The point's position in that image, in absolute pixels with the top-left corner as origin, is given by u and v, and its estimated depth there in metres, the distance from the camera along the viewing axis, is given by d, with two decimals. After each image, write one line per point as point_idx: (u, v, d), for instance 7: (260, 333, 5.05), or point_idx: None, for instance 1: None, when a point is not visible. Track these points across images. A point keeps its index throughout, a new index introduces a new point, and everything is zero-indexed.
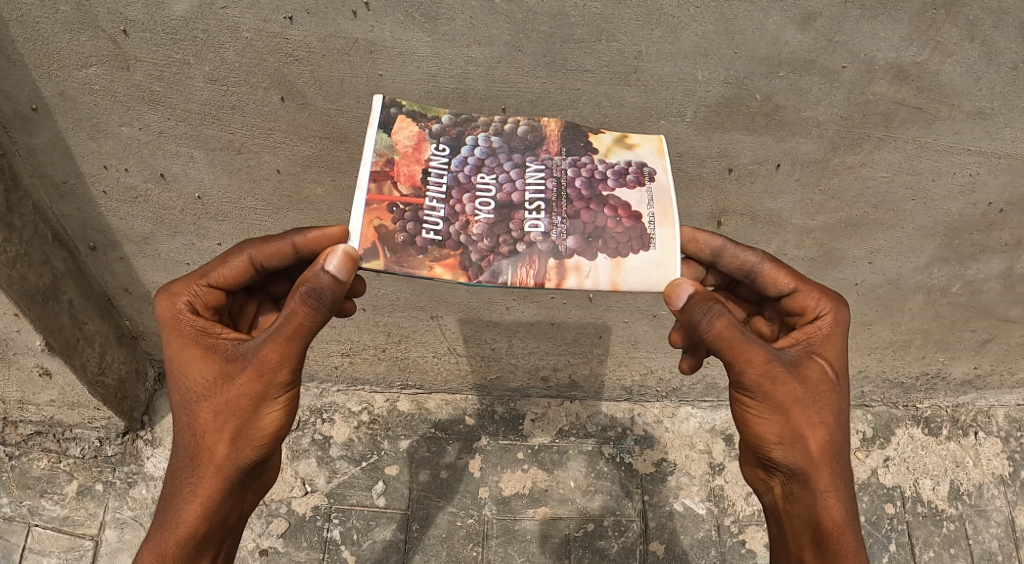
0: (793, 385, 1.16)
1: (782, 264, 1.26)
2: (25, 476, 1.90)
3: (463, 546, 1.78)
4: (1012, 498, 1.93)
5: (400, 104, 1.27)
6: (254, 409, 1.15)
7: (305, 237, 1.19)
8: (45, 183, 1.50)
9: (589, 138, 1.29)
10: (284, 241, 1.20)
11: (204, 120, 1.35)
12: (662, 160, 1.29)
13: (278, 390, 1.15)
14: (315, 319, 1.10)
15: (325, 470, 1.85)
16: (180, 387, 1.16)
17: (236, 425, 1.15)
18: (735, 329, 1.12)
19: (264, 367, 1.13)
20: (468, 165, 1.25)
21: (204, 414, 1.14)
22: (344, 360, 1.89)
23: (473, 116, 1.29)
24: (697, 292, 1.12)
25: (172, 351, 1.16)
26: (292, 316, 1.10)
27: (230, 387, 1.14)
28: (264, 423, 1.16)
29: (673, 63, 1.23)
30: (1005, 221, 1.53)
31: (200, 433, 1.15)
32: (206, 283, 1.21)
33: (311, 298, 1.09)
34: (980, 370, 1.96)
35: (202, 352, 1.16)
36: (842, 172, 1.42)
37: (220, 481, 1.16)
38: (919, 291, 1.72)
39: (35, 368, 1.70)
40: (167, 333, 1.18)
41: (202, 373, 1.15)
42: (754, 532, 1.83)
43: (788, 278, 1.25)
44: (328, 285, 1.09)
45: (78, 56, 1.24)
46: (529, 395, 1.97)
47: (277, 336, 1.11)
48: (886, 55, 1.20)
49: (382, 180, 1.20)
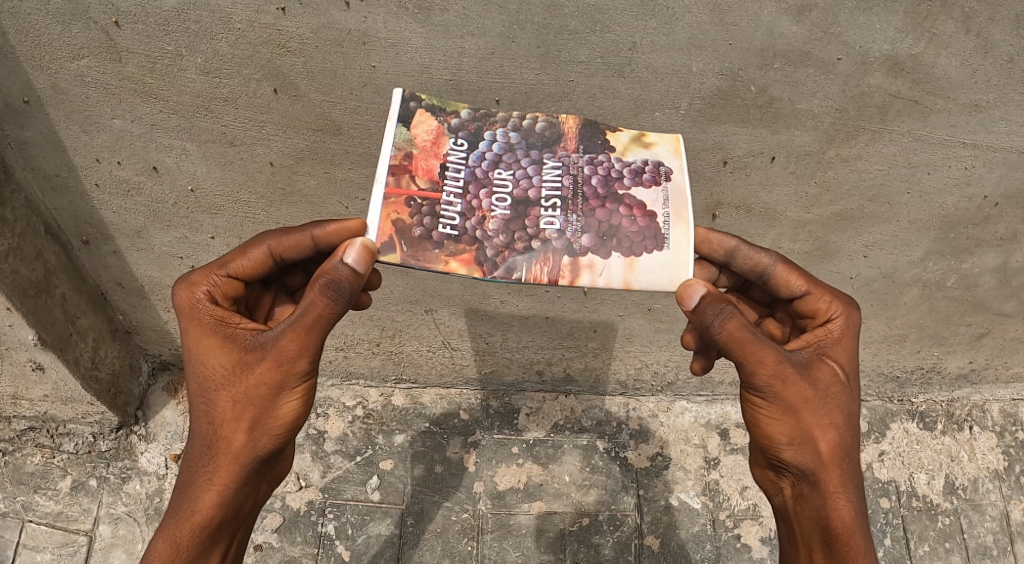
0: (804, 386, 1.16)
1: (794, 266, 1.25)
2: (19, 472, 1.89)
3: (457, 541, 1.78)
4: (1007, 493, 1.93)
5: (420, 97, 1.27)
6: (272, 399, 1.14)
7: (324, 230, 1.19)
8: (37, 176, 1.49)
9: (606, 136, 1.29)
10: (304, 233, 1.19)
11: (196, 112, 1.35)
12: (679, 159, 1.27)
13: (296, 380, 1.15)
14: (335, 310, 1.10)
15: (319, 465, 1.85)
16: (198, 376, 1.15)
17: (254, 414, 1.14)
18: (747, 331, 1.11)
19: (284, 357, 1.12)
20: (486, 160, 1.24)
21: (222, 403, 1.14)
22: (338, 354, 1.88)
23: (491, 112, 1.29)
24: (709, 294, 1.14)
25: (190, 340, 1.16)
26: (310, 308, 1.09)
27: (249, 376, 1.13)
28: (282, 412, 1.16)
29: (668, 54, 1.23)
30: (1000, 215, 1.52)
31: (217, 422, 1.14)
32: (225, 274, 1.21)
33: (330, 290, 1.09)
34: (975, 365, 1.95)
35: (220, 341, 1.15)
36: (837, 165, 1.42)
37: (238, 469, 1.16)
38: (914, 284, 1.71)
39: (28, 362, 1.69)
40: (186, 322, 1.17)
41: (220, 362, 1.14)
42: (749, 526, 1.83)
43: (801, 279, 1.25)
44: (347, 277, 1.10)
45: (69, 48, 1.24)
46: (524, 390, 1.97)
47: (296, 326, 1.11)
48: (881, 47, 1.20)
49: (400, 173, 1.21)
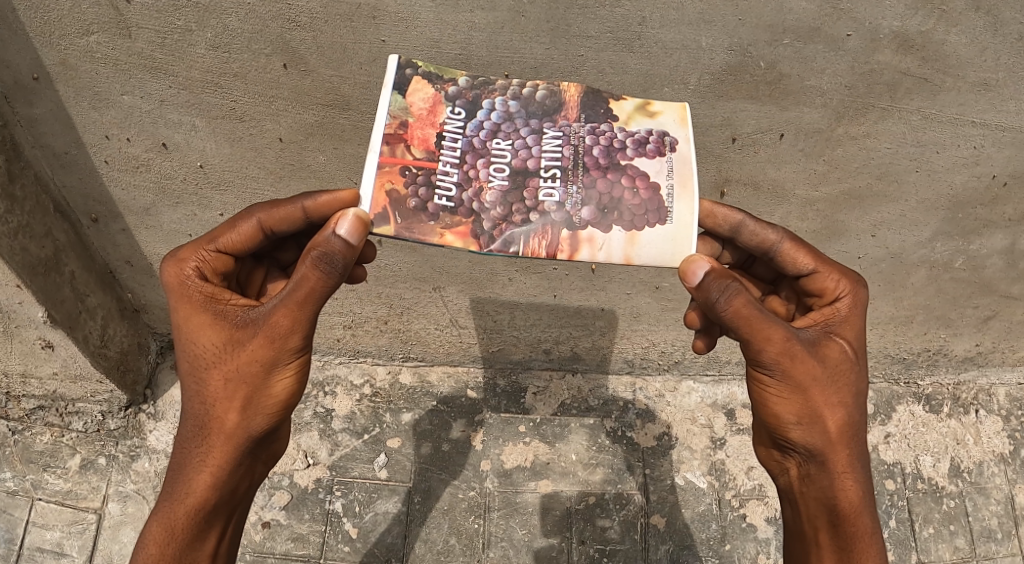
0: (811, 364, 1.16)
1: (802, 244, 1.25)
2: (29, 451, 1.91)
3: (464, 519, 1.79)
4: (1012, 476, 1.93)
5: (416, 64, 1.25)
6: (265, 376, 1.15)
7: (316, 201, 1.20)
8: (45, 154, 1.50)
9: (609, 105, 1.28)
10: (294, 205, 1.20)
11: (206, 87, 1.35)
12: (685, 129, 1.27)
13: (289, 356, 1.15)
14: (326, 284, 1.10)
15: (327, 443, 1.86)
16: (189, 354, 1.16)
17: (248, 393, 1.15)
18: (752, 310, 1.12)
19: (275, 334, 1.12)
20: (484, 129, 1.23)
21: (214, 381, 1.15)
22: (346, 333, 1.88)
23: (490, 79, 1.28)
24: (717, 271, 1.14)
25: (181, 317, 1.17)
26: (302, 281, 1.09)
27: (241, 354, 1.14)
28: (275, 390, 1.16)
29: (677, 29, 1.23)
30: (1008, 195, 1.52)
31: (209, 401, 1.15)
32: (214, 249, 1.22)
33: (322, 263, 1.09)
34: (981, 348, 1.93)
35: (211, 319, 1.16)
36: (846, 143, 1.41)
37: (231, 451, 1.16)
38: (921, 265, 1.69)
39: (37, 340, 1.70)
40: (176, 300, 1.18)
41: (211, 340, 1.15)
42: (754, 506, 1.83)
43: (808, 257, 1.25)
44: (339, 249, 1.09)
45: (79, 24, 1.25)
46: (531, 368, 1.96)
47: (288, 301, 1.11)
48: (891, 24, 1.20)
49: (395, 143, 1.21)
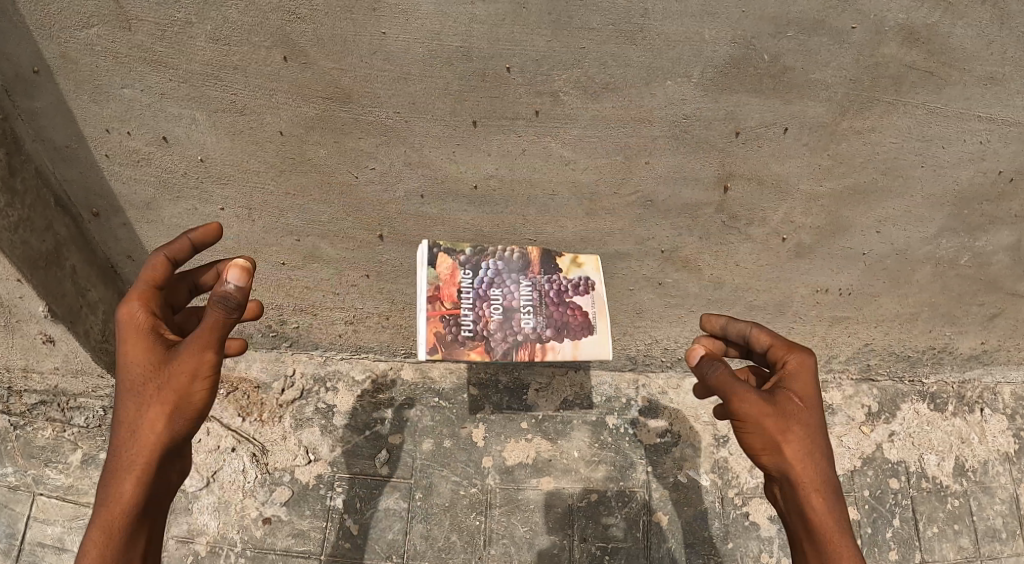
0: (774, 417, 1.16)
1: (774, 338, 1.28)
2: (30, 445, 1.91)
3: (466, 515, 1.79)
4: (1017, 475, 1.91)
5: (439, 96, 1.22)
6: (177, 405, 1.14)
7: (202, 230, 1.27)
8: (47, 148, 1.49)
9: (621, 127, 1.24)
10: (182, 235, 1.26)
11: (206, 80, 1.35)
12: None
13: (199, 388, 1.15)
14: (229, 320, 1.10)
15: (328, 439, 1.86)
16: (126, 373, 1.15)
17: (168, 414, 1.14)
18: (728, 375, 1.15)
19: (193, 361, 1.13)
20: None
21: (147, 402, 1.14)
22: (347, 328, 1.87)
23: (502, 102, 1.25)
24: (703, 354, 1.20)
25: (124, 337, 1.16)
26: (207, 324, 1.10)
27: (170, 377, 1.14)
28: (194, 407, 1.16)
29: (680, 21, 1.22)
30: (1015, 191, 1.50)
31: (141, 420, 1.14)
32: (150, 278, 1.22)
33: (217, 305, 1.09)
34: (987, 346, 1.90)
35: (142, 339, 1.16)
36: (852, 137, 1.40)
37: (156, 463, 1.14)
38: (927, 262, 1.65)
39: (39, 335, 1.70)
40: (123, 327, 1.17)
41: (141, 361, 1.15)
42: (758, 504, 1.81)
43: (765, 338, 1.29)
44: (233, 296, 1.08)
45: (80, 17, 1.26)
46: (533, 364, 1.93)
47: (196, 335, 1.12)
48: (897, 16, 1.20)
49: None
